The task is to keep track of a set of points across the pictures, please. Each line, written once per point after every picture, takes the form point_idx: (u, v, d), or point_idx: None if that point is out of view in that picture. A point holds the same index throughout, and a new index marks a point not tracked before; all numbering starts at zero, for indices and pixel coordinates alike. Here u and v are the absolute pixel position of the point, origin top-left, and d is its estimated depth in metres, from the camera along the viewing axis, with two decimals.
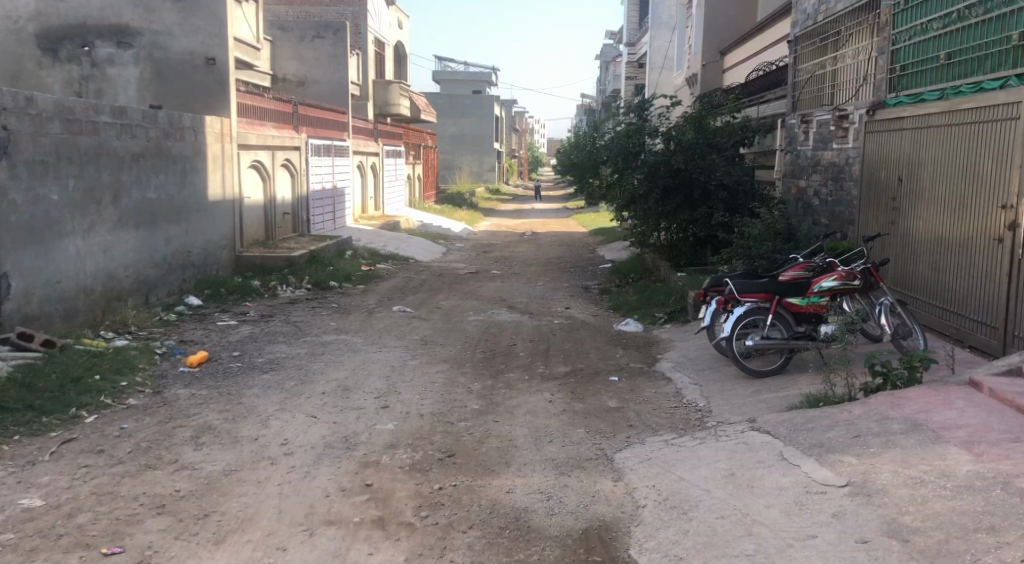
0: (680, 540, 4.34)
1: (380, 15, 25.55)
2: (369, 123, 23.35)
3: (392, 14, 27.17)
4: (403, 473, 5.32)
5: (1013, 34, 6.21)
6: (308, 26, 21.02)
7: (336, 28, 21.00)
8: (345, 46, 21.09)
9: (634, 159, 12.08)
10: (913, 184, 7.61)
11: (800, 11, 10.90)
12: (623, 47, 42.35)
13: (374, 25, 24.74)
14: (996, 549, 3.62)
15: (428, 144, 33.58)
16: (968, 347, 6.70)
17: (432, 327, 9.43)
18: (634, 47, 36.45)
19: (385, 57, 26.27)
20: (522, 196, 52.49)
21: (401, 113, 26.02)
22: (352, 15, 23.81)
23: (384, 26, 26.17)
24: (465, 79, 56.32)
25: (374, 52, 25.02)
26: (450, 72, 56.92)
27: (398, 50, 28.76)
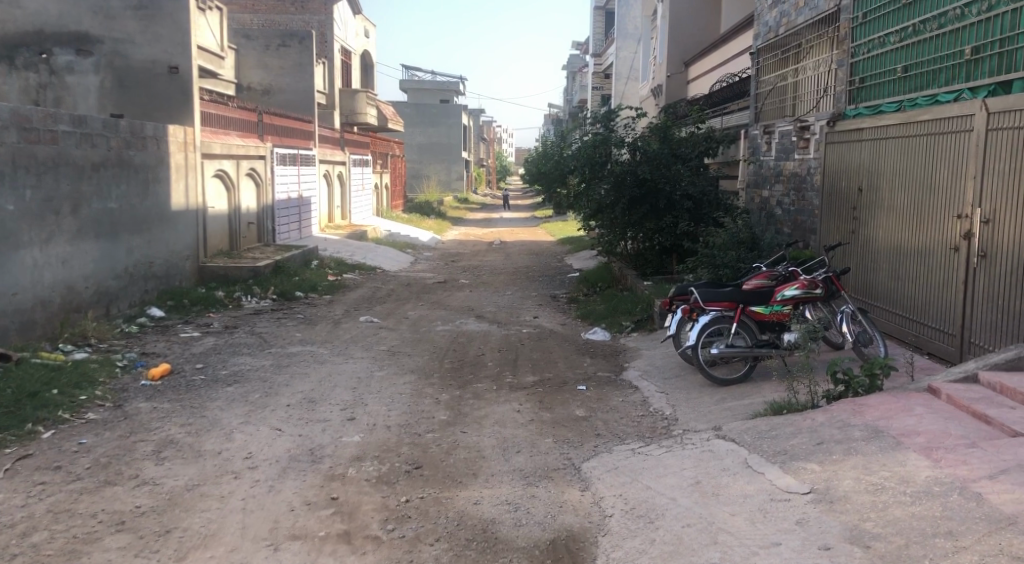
0: (647, 549, 4.36)
1: (347, 25, 25.45)
2: (336, 132, 23.25)
3: (359, 24, 27.09)
4: (370, 486, 5.28)
5: (968, 48, 6.40)
6: (273, 34, 20.84)
7: (302, 36, 20.88)
8: (311, 55, 20.97)
9: (601, 168, 12.19)
10: (873, 194, 7.75)
11: (762, 24, 11.08)
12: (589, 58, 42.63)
13: (341, 34, 24.62)
14: (953, 553, 3.68)
15: (395, 154, 33.53)
16: (926, 354, 6.83)
17: (399, 338, 9.38)
18: (600, 58, 36.74)
19: (351, 66, 26.18)
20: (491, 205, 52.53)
21: (369, 122, 25.89)
22: (318, 24, 23.70)
23: (351, 35, 26.09)
24: (433, 88, 56.31)
25: (341, 61, 24.90)
26: (417, 80, 56.73)
27: (365, 59, 28.65)
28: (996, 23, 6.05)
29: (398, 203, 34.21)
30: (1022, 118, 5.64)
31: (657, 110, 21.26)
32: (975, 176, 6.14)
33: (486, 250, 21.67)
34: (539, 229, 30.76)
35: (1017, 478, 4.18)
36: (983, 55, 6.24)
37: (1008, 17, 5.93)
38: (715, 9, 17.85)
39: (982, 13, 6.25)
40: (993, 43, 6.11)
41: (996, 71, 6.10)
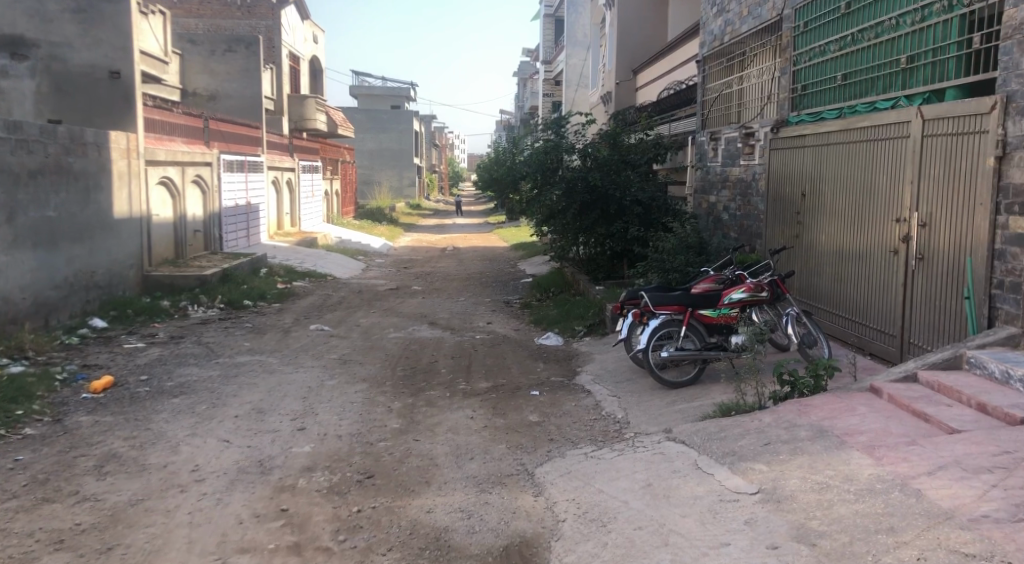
0: (599, 553, 4.39)
1: (295, 30, 25.17)
2: (284, 138, 22.96)
3: (307, 29, 26.81)
4: (321, 496, 5.21)
5: (903, 57, 6.61)
6: (219, 39, 20.56)
7: (249, 41, 20.61)
8: (258, 60, 20.74)
9: (552, 175, 12.23)
10: (816, 199, 7.93)
11: (707, 32, 11.27)
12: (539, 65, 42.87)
13: (289, 40, 24.34)
14: (895, 549, 3.77)
15: (345, 160, 33.25)
16: (868, 354, 7.02)
17: (351, 346, 9.29)
18: (550, 65, 36.98)
19: (300, 72, 25.92)
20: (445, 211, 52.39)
21: (319, 128, 25.60)
22: (265, 29, 23.43)
23: (300, 41, 25.83)
24: (383, 93, 56.02)
25: (288, 66, 24.60)
26: (367, 86, 56.27)
27: (314, 65, 28.37)
28: (930, 33, 6.28)
29: (349, 209, 33.88)
30: (956, 125, 5.85)
31: (607, 117, 21.47)
32: (912, 180, 6.35)
33: (439, 256, 21.62)
34: (493, 234, 30.78)
35: (954, 474, 4.31)
36: (917, 64, 6.46)
37: (941, 28, 6.16)
38: (662, 17, 18.13)
39: (915, 23, 6.48)
40: (927, 52, 6.33)
41: (930, 79, 6.32)
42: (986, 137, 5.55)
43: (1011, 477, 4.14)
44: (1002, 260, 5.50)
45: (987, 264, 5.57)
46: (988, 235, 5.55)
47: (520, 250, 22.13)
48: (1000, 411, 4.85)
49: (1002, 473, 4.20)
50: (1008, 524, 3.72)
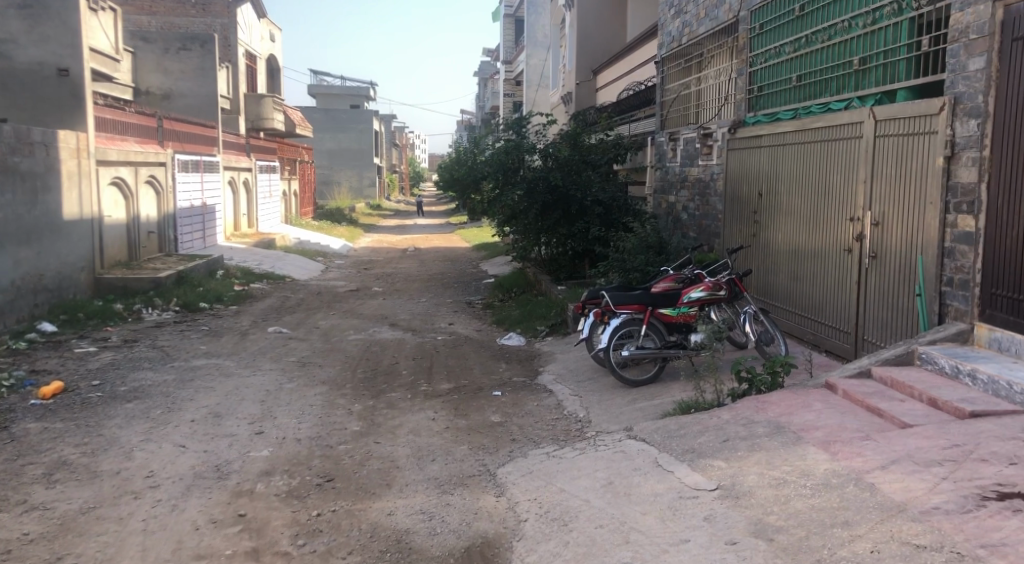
0: (561, 552, 4.39)
1: (251, 29, 24.80)
2: (241, 138, 22.62)
3: (264, 28, 26.48)
4: (279, 501, 5.14)
5: (856, 59, 6.75)
6: (173, 37, 20.20)
7: (204, 39, 20.31)
8: (213, 59, 20.46)
9: (514, 175, 12.20)
10: (772, 199, 8.04)
11: (665, 33, 11.37)
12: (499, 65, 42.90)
13: (245, 38, 24.02)
14: (849, 542, 3.83)
15: (304, 160, 32.90)
16: (823, 351, 7.14)
17: (310, 348, 9.19)
18: (511, 65, 37.01)
19: (258, 71, 25.59)
20: (407, 212, 52.16)
21: (277, 128, 25.25)
22: (221, 27, 23.09)
23: (257, 39, 25.51)
24: (342, 93, 55.56)
25: (245, 65, 24.24)
26: (325, 86, 55.66)
27: (271, 64, 28.05)
28: (881, 35, 6.42)
29: (308, 210, 33.50)
30: (907, 126, 5.99)
31: (567, 116, 21.55)
32: (864, 181, 6.47)
33: (401, 257, 21.50)
34: (455, 234, 30.73)
35: (906, 467, 4.40)
36: (869, 65, 6.60)
37: (892, 30, 6.31)
38: (621, 18, 18.26)
39: (867, 25, 6.62)
40: (878, 54, 6.47)
41: (882, 80, 6.45)
42: (936, 137, 5.69)
43: (961, 469, 4.24)
44: (951, 258, 5.64)
45: (937, 262, 5.71)
46: (938, 233, 5.69)
47: (482, 251, 22.14)
48: (950, 405, 4.96)
49: (952, 465, 4.30)
50: (958, 515, 3.80)
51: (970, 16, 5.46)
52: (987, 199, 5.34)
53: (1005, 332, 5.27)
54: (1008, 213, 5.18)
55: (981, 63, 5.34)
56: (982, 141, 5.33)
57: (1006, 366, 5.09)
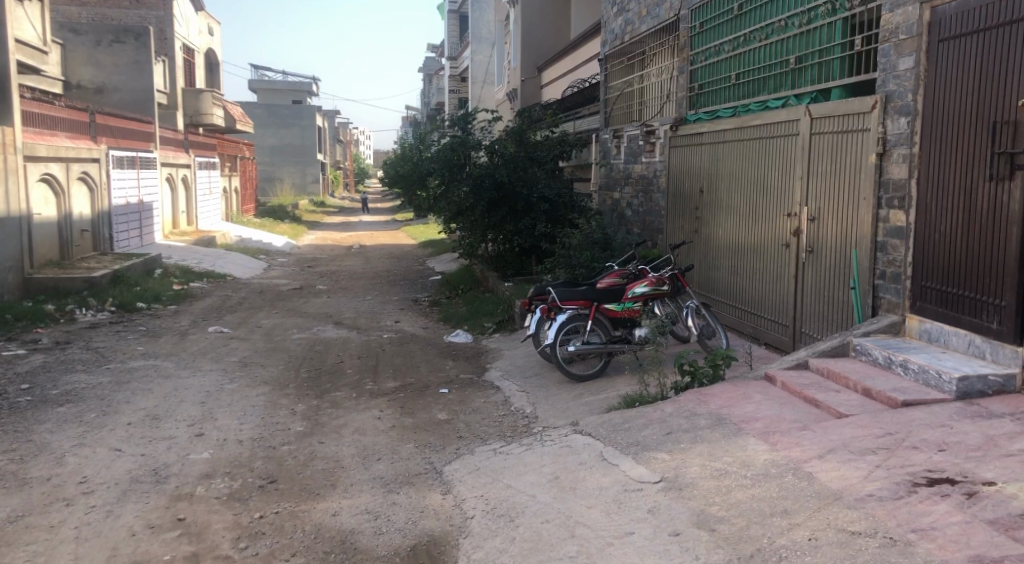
0: (507, 548, 4.38)
1: (188, 21, 24.21)
2: (179, 133, 22.05)
3: (202, 21, 25.87)
4: (220, 504, 5.03)
5: (792, 58, 6.91)
6: (105, 29, 19.62)
7: (137, 32, 19.79)
8: (148, 52, 19.98)
9: (459, 171, 12.14)
10: (713, 196, 8.18)
11: (608, 31, 11.47)
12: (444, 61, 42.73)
13: (182, 32, 23.46)
14: (788, 530, 3.91)
15: (245, 157, 32.31)
16: (763, 344, 7.30)
17: (252, 348, 9.03)
18: (456, 62, 36.91)
19: (196, 65, 25.03)
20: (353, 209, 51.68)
21: (217, 123, 24.70)
22: (156, 20, 22.51)
23: (194, 33, 24.93)
24: (285, 89, 54.69)
25: (182, 59, 23.64)
26: (267, 81, 54.58)
27: (210, 58, 27.42)
28: (816, 34, 6.59)
29: (249, 207, 32.86)
30: (841, 123, 6.16)
31: (511, 113, 21.61)
32: (801, 177, 6.63)
33: (346, 255, 21.28)
34: (402, 231, 30.57)
35: (842, 456, 4.51)
36: (805, 65, 6.76)
37: (825, 30, 6.48)
38: (564, 16, 18.36)
39: (803, 25, 6.78)
40: (813, 53, 6.64)
41: (817, 78, 6.62)
42: (868, 134, 5.86)
43: (893, 457, 4.37)
44: (884, 252, 5.83)
45: (871, 256, 5.89)
46: (871, 227, 5.88)
47: (428, 247, 22.06)
48: (882, 394, 5.10)
49: (885, 453, 4.43)
50: (890, 502, 3.91)
51: (899, 17, 5.64)
52: (916, 194, 5.53)
53: (935, 323, 5.45)
54: (937, 208, 5.37)
55: (910, 62, 5.51)
56: (911, 138, 5.51)
57: (935, 356, 5.26)
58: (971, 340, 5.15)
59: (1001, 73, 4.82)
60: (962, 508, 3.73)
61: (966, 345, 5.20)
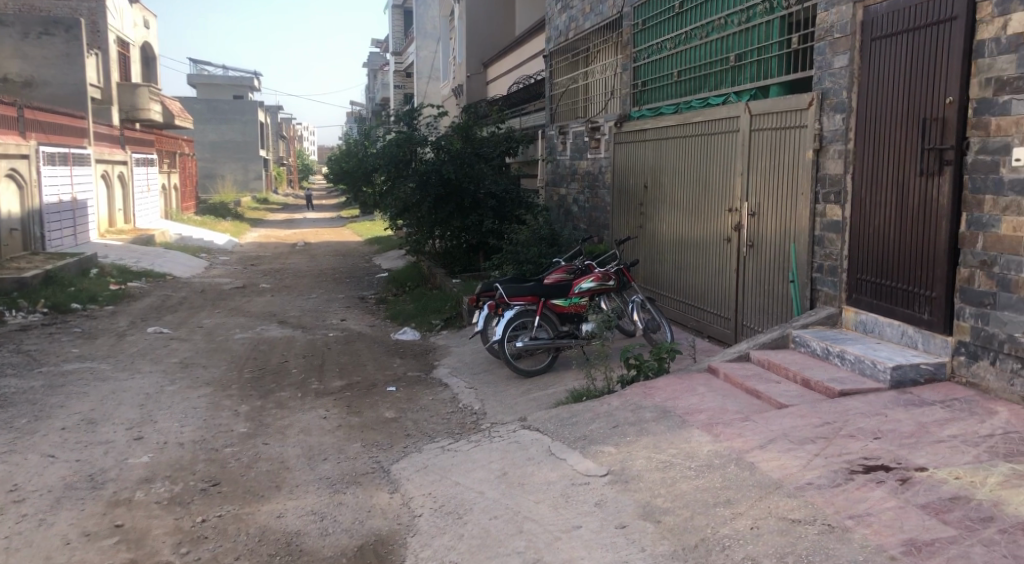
0: (454, 545, 4.37)
1: (121, 13, 23.47)
2: (115, 129, 21.40)
3: (137, 13, 25.14)
4: (160, 508, 4.91)
5: (732, 55, 7.02)
6: (33, 20, 18.99)
7: (68, 24, 19.19)
8: (80, 45, 19.38)
9: (406, 167, 12.04)
10: (657, 191, 8.28)
11: (552, 27, 11.49)
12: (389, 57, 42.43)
13: (116, 24, 22.80)
14: (731, 520, 3.98)
15: (184, 153, 31.53)
16: (706, 337, 7.42)
17: (193, 348, 8.83)
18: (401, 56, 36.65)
19: (132, 59, 24.36)
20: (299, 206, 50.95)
21: (155, 119, 23.97)
22: (88, 11, 21.83)
23: (129, 26, 24.25)
24: (226, 83, 53.58)
25: (116, 52, 22.91)
26: (207, 75, 53.42)
27: (145, 52, 26.66)
28: (755, 32, 6.72)
29: (189, 205, 32.08)
30: (779, 120, 6.29)
31: (457, 109, 21.57)
32: (742, 173, 6.75)
33: (291, 253, 20.99)
34: (349, 228, 30.28)
35: (782, 446, 4.61)
36: (744, 62, 6.88)
37: (764, 28, 6.61)
38: (509, 11, 18.37)
39: (742, 23, 6.90)
40: (752, 51, 6.77)
41: (756, 76, 6.76)
42: (805, 131, 6.00)
43: (831, 445, 4.48)
44: (821, 246, 5.97)
45: (809, 250, 6.03)
46: (809, 222, 6.01)
47: (375, 244, 21.90)
48: (820, 385, 5.23)
49: (823, 442, 4.54)
50: (829, 489, 4.01)
51: (834, 16, 5.77)
52: (851, 189, 5.68)
53: (870, 315, 5.61)
54: (871, 203, 5.52)
55: (845, 60, 5.65)
56: (846, 134, 5.66)
57: (871, 347, 5.41)
58: (904, 331, 5.32)
59: (930, 71, 4.98)
60: (896, 494, 3.84)
61: (900, 336, 5.36)
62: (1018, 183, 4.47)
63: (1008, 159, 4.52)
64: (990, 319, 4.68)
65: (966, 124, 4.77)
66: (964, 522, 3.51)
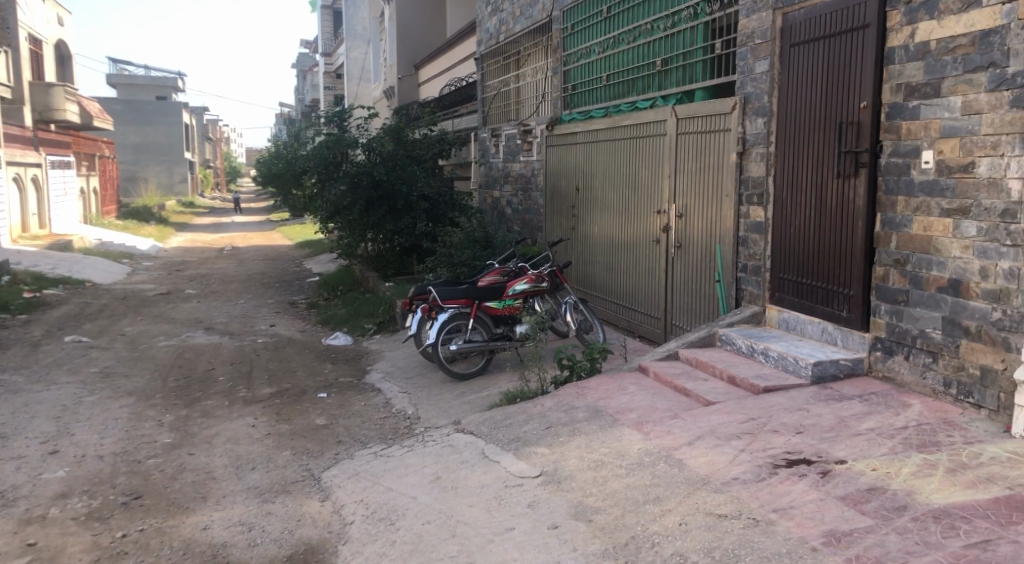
0: (387, 551, 4.31)
1: (33, 9, 22.50)
2: (27, 130, 20.85)
3: (49, 9, 24.15)
4: (77, 525, 4.72)
5: (658, 60, 7.14)
6: None
7: None
8: None
9: (336, 169, 11.87)
10: (588, 194, 8.36)
11: (483, 30, 11.51)
12: (320, 59, 41.93)
13: (28, 20, 21.87)
14: (660, 516, 4.03)
15: (104, 155, 30.53)
16: (637, 336, 7.53)
17: (113, 358, 8.53)
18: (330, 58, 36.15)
19: (45, 58, 23.40)
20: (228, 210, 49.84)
21: (72, 120, 23.04)
22: None
23: (42, 23, 23.26)
24: (149, 84, 52.01)
25: (28, 50, 22.02)
26: (126, 76, 51.74)
27: (59, 50, 25.62)
28: (680, 38, 6.85)
29: (109, 208, 30.96)
30: (704, 124, 6.43)
31: (389, 112, 21.46)
32: (669, 175, 6.88)
33: (217, 257, 20.50)
34: (278, 232, 29.77)
35: (710, 442, 4.70)
36: (670, 67, 7.01)
37: (688, 34, 6.75)
38: (440, 14, 18.37)
39: (667, 29, 7.04)
40: (678, 56, 6.90)
41: (682, 81, 6.89)
42: (729, 134, 6.15)
43: (756, 441, 4.59)
44: (745, 246, 6.13)
45: (734, 251, 6.19)
46: (733, 223, 6.17)
47: (306, 248, 21.58)
48: (745, 382, 5.35)
49: (749, 438, 4.64)
50: (754, 484, 4.10)
51: (754, 23, 5.93)
52: (772, 192, 5.85)
53: (792, 313, 5.77)
54: (792, 205, 5.69)
55: (765, 66, 5.81)
56: (768, 138, 5.82)
57: (793, 344, 5.56)
58: (824, 328, 5.48)
59: (846, 77, 5.15)
60: (817, 487, 3.95)
61: (820, 333, 5.53)
62: (927, 185, 4.67)
63: (918, 162, 4.71)
64: (904, 316, 4.87)
65: (879, 128, 4.95)
66: (880, 512, 3.64)
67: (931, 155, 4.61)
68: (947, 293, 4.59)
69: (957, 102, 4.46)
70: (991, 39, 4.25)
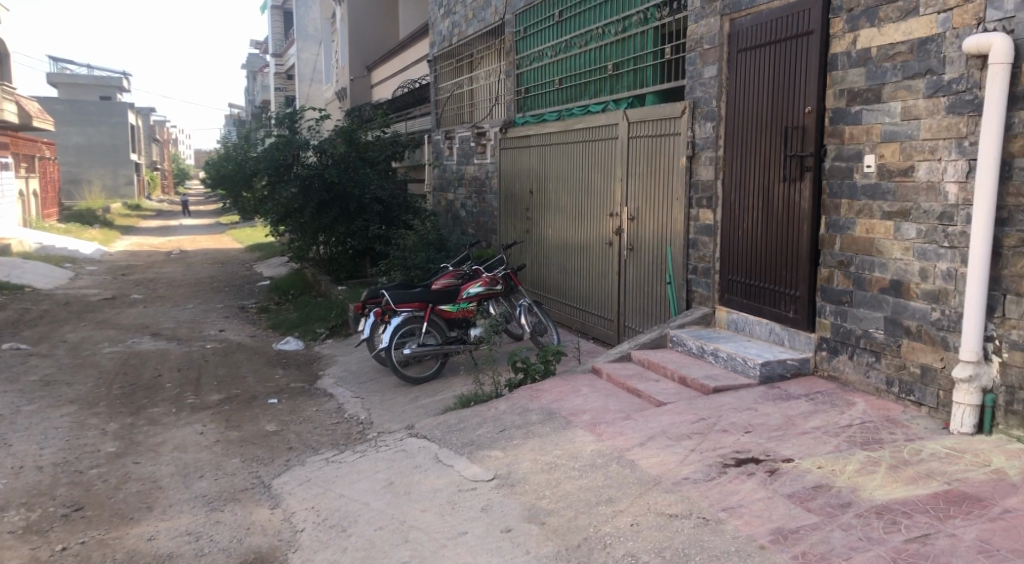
0: (338, 559, 4.26)
1: None
2: None
3: None
4: (14, 539, 4.57)
5: (610, 64, 7.20)
6: None
7: None
8: None
9: (286, 172, 11.47)
10: (542, 196, 8.39)
11: (436, 32, 11.48)
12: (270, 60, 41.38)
13: None
14: (613, 517, 4.05)
15: (44, 157, 29.66)
16: (591, 338, 7.58)
17: (54, 365, 8.28)
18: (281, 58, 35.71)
19: None
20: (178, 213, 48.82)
21: (9, 120, 22.35)
22: None
23: None
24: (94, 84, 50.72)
25: None
26: (70, 76, 50.37)
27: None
28: (631, 42, 6.92)
29: (51, 212, 30.09)
30: (655, 128, 6.50)
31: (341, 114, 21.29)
32: (621, 178, 6.93)
33: (165, 261, 20.09)
34: (229, 235, 29.29)
35: (661, 442, 4.74)
36: (621, 71, 7.08)
37: (639, 38, 6.82)
38: (392, 15, 18.29)
39: (618, 33, 7.10)
40: (629, 60, 6.96)
41: (633, 85, 6.95)
42: (679, 138, 6.23)
43: (706, 441, 4.64)
44: (695, 248, 6.21)
45: (684, 253, 6.26)
46: (683, 226, 6.24)
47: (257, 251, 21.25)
48: (695, 382, 5.41)
49: (699, 438, 4.70)
50: (704, 483, 4.15)
51: (703, 28, 6.01)
52: (721, 195, 5.93)
53: (741, 314, 5.87)
54: (740, 207, 5.78)
55: (713, 71, 5.90)
56: (716, 142, 5.90)
57: (742, 344, 5.65)
58: (772, 328, 5.58)
59: (791, 83, 5.25)
60: (765, 485, 4.02)
61: (768, 333, 5.62)
62: (869, 188, 4.78)
63: (861, 166, 4.83)
64: (848, 316, 4.98)
65: (823, 133, 5.06)
66: (826, 509, 3.71)
67: (873, 159, 4.73)
68: (888, 294, 4.70)
69: (897, 107, 4.57)
70: (928, 47, 4.37)
